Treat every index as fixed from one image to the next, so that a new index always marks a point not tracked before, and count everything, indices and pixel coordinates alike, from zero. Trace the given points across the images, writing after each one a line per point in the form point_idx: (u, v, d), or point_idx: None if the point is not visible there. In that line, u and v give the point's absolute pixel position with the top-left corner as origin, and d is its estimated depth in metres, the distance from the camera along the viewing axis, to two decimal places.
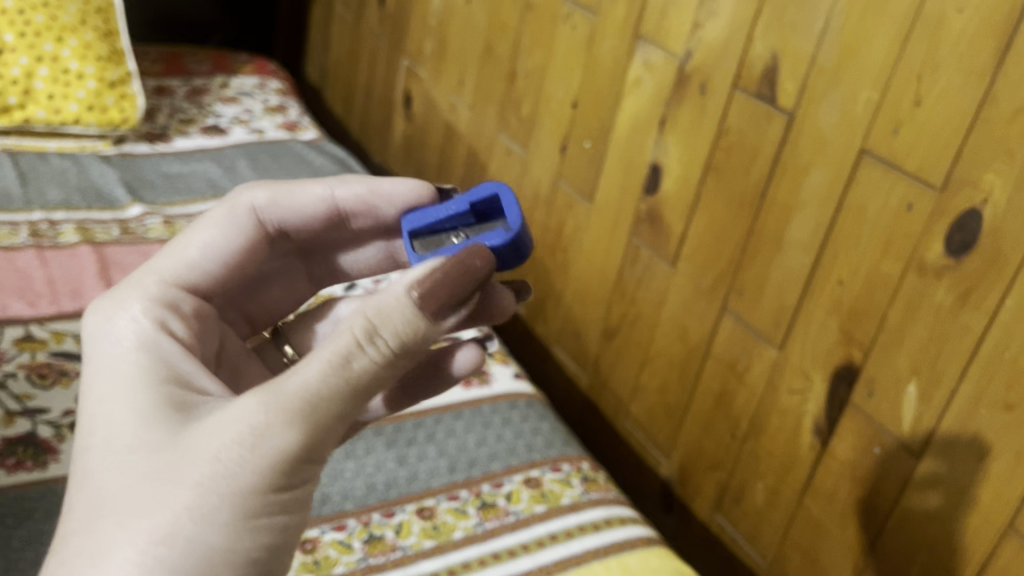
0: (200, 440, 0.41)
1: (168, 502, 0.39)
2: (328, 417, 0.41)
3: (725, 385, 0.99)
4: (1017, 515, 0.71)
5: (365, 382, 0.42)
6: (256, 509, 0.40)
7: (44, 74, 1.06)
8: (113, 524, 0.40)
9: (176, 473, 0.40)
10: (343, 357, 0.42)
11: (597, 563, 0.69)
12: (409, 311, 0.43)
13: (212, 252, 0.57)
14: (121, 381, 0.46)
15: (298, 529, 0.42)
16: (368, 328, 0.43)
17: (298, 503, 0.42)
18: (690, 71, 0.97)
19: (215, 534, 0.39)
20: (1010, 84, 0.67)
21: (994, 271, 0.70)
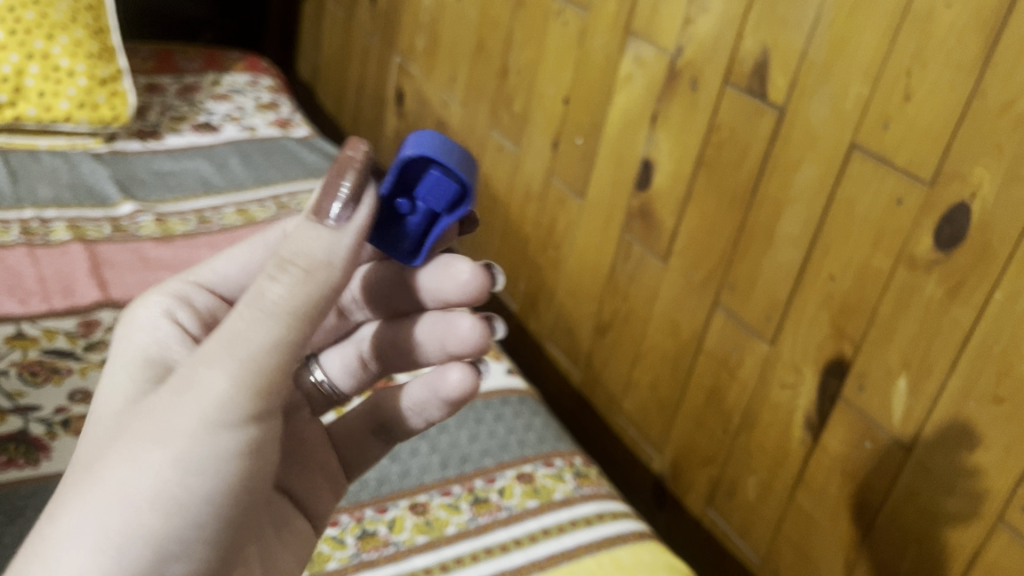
0: (149, 398, 0.43)
1: (112, 454, 0.41)
2: (256, 355, 0.42)
3: (717, 380, 0.99)
4: (1005, 507, 0.72)
5: (292, 311, 0.43)
6: (189, 450, 0.41)
7: (34, 71, 1.05)
8: (70, 481, 0.42)
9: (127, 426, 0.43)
10: (259, 293, 0.43)
11: (589, 558, 0.70)
12: (311, 232, 0.44)
13: (237, 264, 0.57)
14: (108, 366, 0.49)
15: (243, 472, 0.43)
16: (285, 257, 0.43)
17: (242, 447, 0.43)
18: (681, 67, 0.97)
19: (149, 477, 0.40)
20: (999, 78, 0.67)
21: (982, 265, 0.70)
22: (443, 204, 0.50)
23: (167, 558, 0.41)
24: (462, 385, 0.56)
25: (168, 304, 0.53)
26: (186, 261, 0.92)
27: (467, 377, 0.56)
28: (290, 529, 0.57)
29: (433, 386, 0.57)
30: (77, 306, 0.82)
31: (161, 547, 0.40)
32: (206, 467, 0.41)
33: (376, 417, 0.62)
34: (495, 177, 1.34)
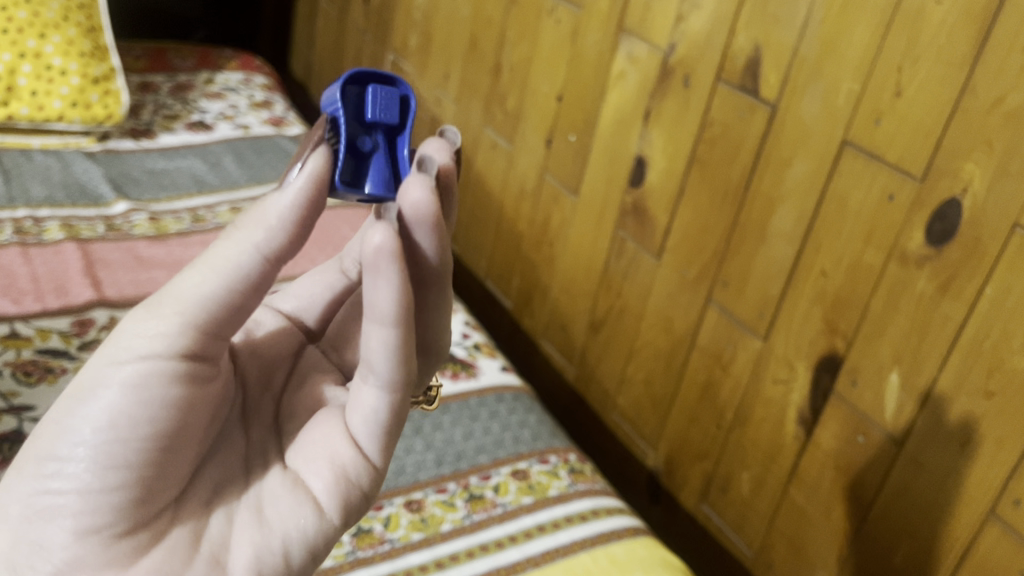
0: None
1: None
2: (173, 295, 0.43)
3: (711, 375, 1.00)
4: (997, 501, 0.72)
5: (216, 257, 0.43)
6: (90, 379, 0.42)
7: (27, 70, 1.05)
8: None
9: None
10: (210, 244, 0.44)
11: (584, 554, 0.70)
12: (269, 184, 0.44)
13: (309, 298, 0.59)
14: None
15: (132, 408, 0.41)
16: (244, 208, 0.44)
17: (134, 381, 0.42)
18: (673, 64, 0.98)
19: (62, 402, 0.43)
20: (989, 74, 0.68)
21: (974, 261, 0.71)
22: (398, 114, 0.48)
23: (55, 480, 0.41)
24: (385, 245, 0.41)
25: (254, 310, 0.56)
26: (180, 260, 0.92)
27: (380, 236, 0.41)
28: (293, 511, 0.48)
29: (365, 302, 0.42)
30: (71, 306, 0.82)
31: (49, 467, 0.42)
32: (92, 396, 0.42)
33: (358, 412, 0.47)
34: (489, 174, 1.34)
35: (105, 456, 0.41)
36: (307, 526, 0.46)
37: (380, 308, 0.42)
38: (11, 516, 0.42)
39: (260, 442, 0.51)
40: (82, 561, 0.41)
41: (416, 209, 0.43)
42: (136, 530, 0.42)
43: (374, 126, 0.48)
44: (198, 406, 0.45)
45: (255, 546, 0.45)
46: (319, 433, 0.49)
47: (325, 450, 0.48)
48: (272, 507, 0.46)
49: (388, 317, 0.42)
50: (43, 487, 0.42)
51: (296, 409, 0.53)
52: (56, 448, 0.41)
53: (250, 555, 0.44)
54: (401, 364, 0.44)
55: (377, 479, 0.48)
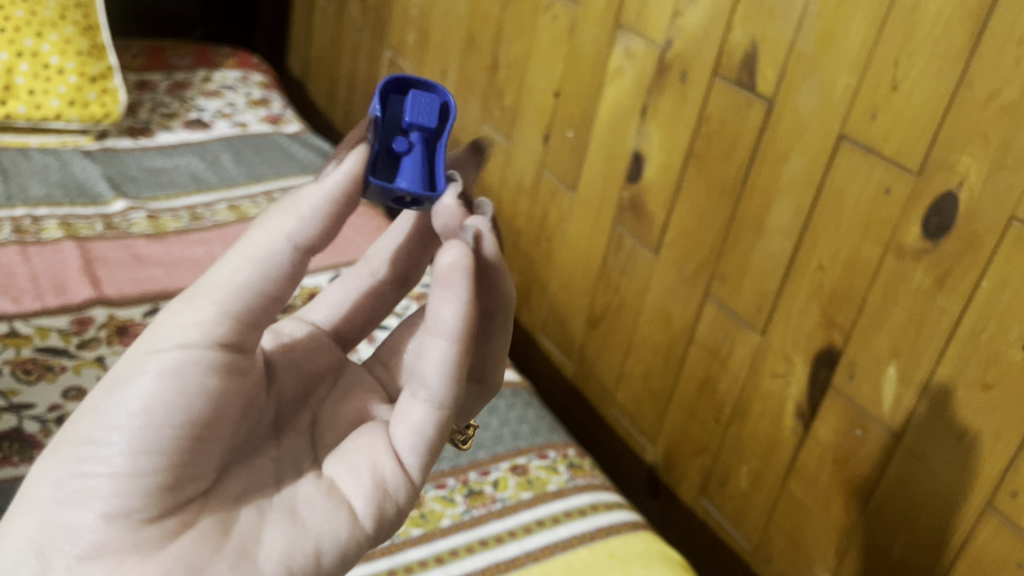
0: None
1: None
2: (214, 284, 0.46)
3: (709, 370, 1.00)
4: (994, 493, 0.72)
5: (256, 248, 0.46)
6: (129, 365, 0.44)
7: (24, 69, 1.05)
8: None
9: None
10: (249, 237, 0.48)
11: (583, 548, 0.70)
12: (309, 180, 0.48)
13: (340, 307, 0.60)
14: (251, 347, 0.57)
15: (168, 391, 0.43)
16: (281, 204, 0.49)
17: (170, 365, 0.43)
18: (670, 59, 0.98)
19: (101, 389, 0.44)
20: (985, 68, 0.68)
21: (971, 253, 0.71)
22: (433, 119, 0.52)
23: (88, 461, 0.42)
24: (455, 263, 0.46)
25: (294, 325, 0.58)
26: (178, 258, 0.92)
27: (453, 256, 0.46)
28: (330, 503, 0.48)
29: (427, 317, 0.47)
30: (70, 304, 0.82)
31: (84, 448, 0.43)
32: (132, 378, 0.43)
33: (404, 425, 0.49)
34: (487, 170, 1.34)
35: (140, 437, 0.42)
36: (342, 531, 0.46)
37: (443, 320, 0.46)
38: (40, 500, 0.43)
39: (293, 450, 0.52)
40: (109, 546, 0.42)
41: (451, 267, 0.46)
42: (164, 517, 0.43)
43: (411, 128, 0.52)
44: (232, 400, 0.46)
45: (288, 542, 0.45)
46: (360, 445, 0.50)
47: (368, 458, 0.49)
48: (307, 509, 0.47)
49: (448, 329, 0.46)
50: (76, 471, 0.43)
51: (335, 421, 0.55)
52: (92, 431, 0.43)
53: (282, 549, 0.44)
54: (454, 379, 0.47)
55: (412, 495, 0.50)
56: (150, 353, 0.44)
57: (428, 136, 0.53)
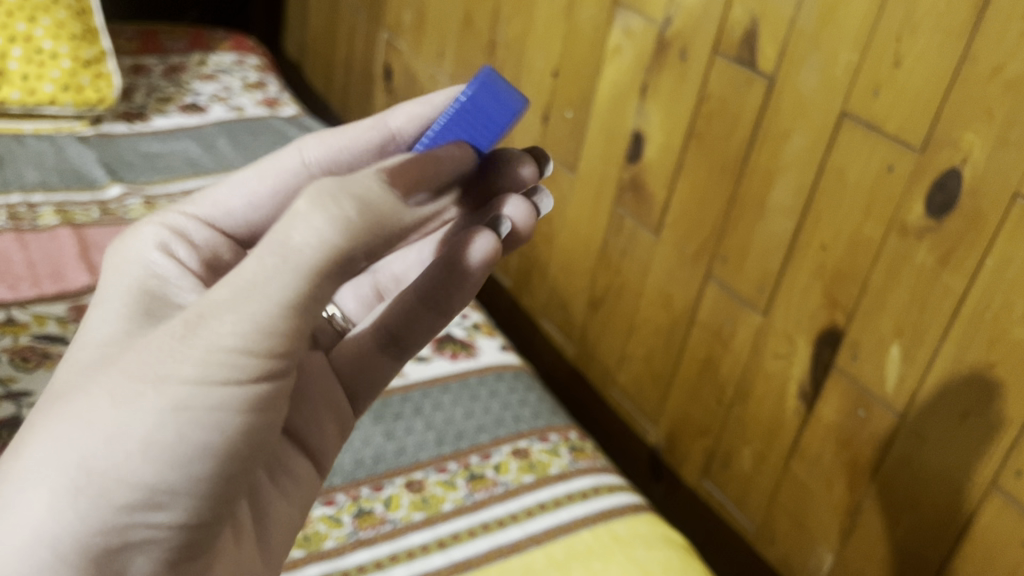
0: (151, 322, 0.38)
1: (99, 390, 0.36)
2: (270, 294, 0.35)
3: (710, 351, 0.99)
4: (998, 472, 0.72)
5: (326, 261, 0.35)
6: (180, 401, 0.35)
7: (17, 55, 1.04)
8: (52, 411, 0.38)
9: (111, 363, 0.37)
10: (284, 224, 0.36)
11: (586, 531, 0.70)
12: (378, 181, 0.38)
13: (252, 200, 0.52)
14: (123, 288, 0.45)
15: (246, 434, 0.37)
16: (349, 186, 0.36)
17: (247, 404, 0.37)
18: (670, 37, 0.97)
19: (136, 425, 0.35)
20: (989, 42, 0.67)
21: (974, 231, 0.70)
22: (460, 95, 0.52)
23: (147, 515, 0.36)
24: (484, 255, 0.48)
25: (163, 236, 0.49)
26: None
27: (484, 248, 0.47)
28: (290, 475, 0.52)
29: (438, 296, 0.51)
30: (66, 291, 0.82)
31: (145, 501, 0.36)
32: (201, 426, 0.35)
33: (367, 370, 0.57)
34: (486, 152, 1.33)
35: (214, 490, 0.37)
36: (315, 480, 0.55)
37: (450, 304, 0.51)
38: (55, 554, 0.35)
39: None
40: None
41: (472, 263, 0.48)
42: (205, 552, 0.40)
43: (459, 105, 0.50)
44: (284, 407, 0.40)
45: (290, 512, 0.52)
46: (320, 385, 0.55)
47: (332, 407, 0.55)
48: (292, 475, 0.53)
49: (450, 309, 0.52)
50: (118, 526, 0.36)
51: None
52: (141, 485, 0.35)
53: (290, 521, 0.51)
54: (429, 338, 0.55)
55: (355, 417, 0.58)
56: (224, 392, 0.36)
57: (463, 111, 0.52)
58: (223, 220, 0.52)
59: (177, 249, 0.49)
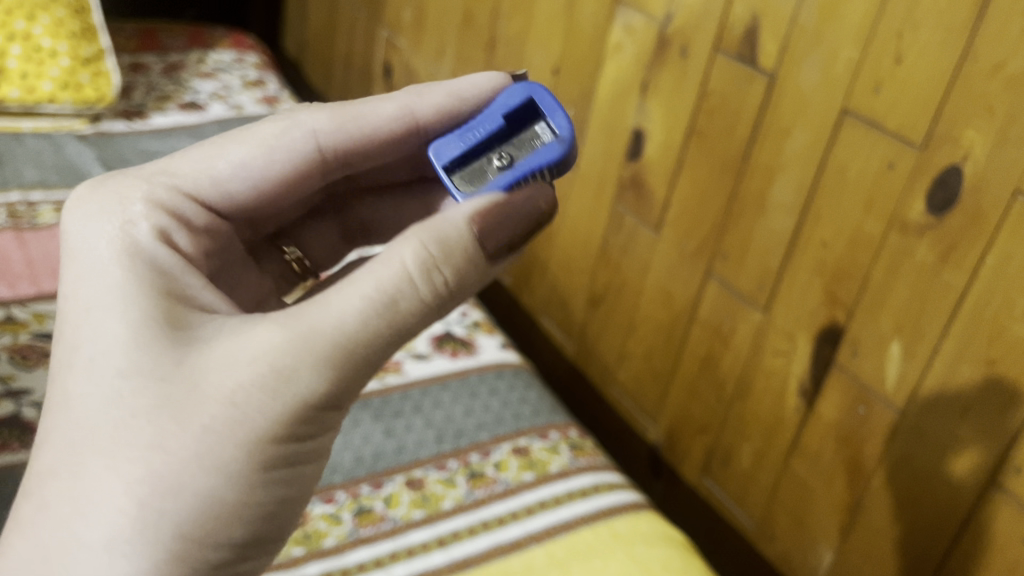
0: (209, 375, 0.43)
1: (179, 449, 0.41)
2: (355, 360, 0.44)
3: (710, 349, 0.99)
4: (999, 470, 0.72)
5: (401, 326, 0.45)
6: (268, 461, 0.43)
7: (16, 53, 1.04)
8: (113, 467, 0.41)
9: (184, 417, 0.42)
10: (389, 293, 0.45)
11: (586, 529, 0.70)
12: (466, 242, 0.48)
13: (246, 170, 0.56)
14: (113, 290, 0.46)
15: (302, 479, 0.45)
16: (425, 258, 0.46)
17: (308, 453, 0.45)
18: (671, 34, 0.96)
19: (227, 486, 0.42)
20: (990, 39, 0.67)
21: (975, 228, 0.70)
22: (496, 118, 0.55)
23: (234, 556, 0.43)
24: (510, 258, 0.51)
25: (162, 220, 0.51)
26: None
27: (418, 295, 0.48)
28: None
29: None
30: None
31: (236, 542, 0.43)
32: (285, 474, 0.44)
33: None
34: None
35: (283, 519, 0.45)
36: None
37: None
38: None
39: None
40: None
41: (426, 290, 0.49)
42: None
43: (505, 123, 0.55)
44: None
45: None
46: None
47: None
48: None
49: None
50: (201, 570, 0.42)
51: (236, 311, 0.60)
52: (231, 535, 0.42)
53: None
54: None
55: None
56: (307, 442, 0.44)
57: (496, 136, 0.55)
58: (212, 195, 0.56)
59: (173, 234, 0.52)
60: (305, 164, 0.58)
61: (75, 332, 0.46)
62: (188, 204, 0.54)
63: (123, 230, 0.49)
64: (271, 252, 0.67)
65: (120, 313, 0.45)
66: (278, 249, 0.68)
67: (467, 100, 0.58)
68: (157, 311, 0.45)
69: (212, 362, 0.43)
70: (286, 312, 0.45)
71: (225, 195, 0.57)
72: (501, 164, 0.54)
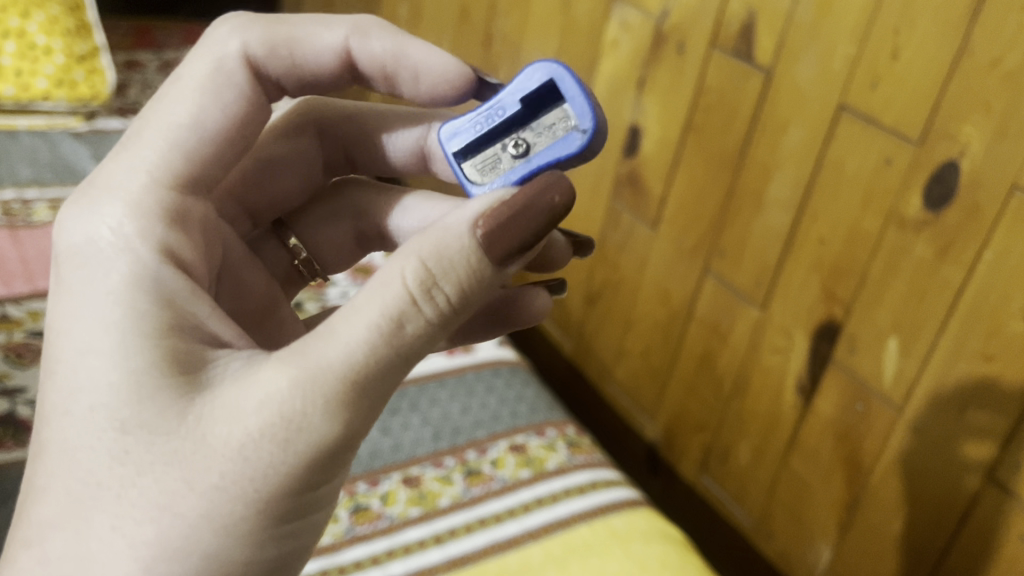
0: (216, 427, 0.38)
1: (187, 509, 0.38)
2: (366, 401, 0.39)
3: (708, 346, 0.99)
4: (997, 465, 0.72)
5: (408, 354, 0.40)
6: (280, 512, 0.39)
7: (11, 50, 1.03)
8: (117, 531, 0.37)
9: (191, 475, 0.38)
10: (395, 321, 0.39)
11: (583, 527, 0.69)
12: (472, 257, 0.41)
13: (204, 127, 0.50)
14: (112, 326, 0.41)
15: (311, 524, 0.42)
16: (422, 274, 0.40)
17: (318, 499, 0.41)
18: (667, 30, 0.96)
19: (237, 543, 0.38)
20: (987, 34, 0.66)
21: (972, 223, 0.70)
22: (512, 99, 0.48)
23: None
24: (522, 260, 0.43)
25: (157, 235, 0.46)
26: None
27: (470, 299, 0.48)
28: None
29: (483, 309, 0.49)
30: None
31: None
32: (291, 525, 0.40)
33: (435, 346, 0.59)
34: None
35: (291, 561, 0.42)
36: None
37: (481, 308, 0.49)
38: None
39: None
40: None
41: None
42: None
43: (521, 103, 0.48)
44: None
45: None
46: None
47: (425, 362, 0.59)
48: None
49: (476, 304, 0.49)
50: None
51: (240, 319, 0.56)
52: None
53: None
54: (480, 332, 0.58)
55: None
56: (316, 490, 0.40)
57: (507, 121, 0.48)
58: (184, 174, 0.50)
59: (176, 249, 0.47)
60: (255, 105, 0.52)
61: (68, 371, 0.41)
62: (173, 201, 0.49)
63: (125, 252, 0.44)
64: (277, 247, 0.63)
65: (117, 356, 0.40)
66: (286, 247, 0.63)
67: (405, 60, 0.55)
68: (155, 351, 0.40)
69: (218, 411, 0.39)
70: (289, 349, 0.40)
71: (196, 160, 0.50)
72: (513, 154, 0.48)
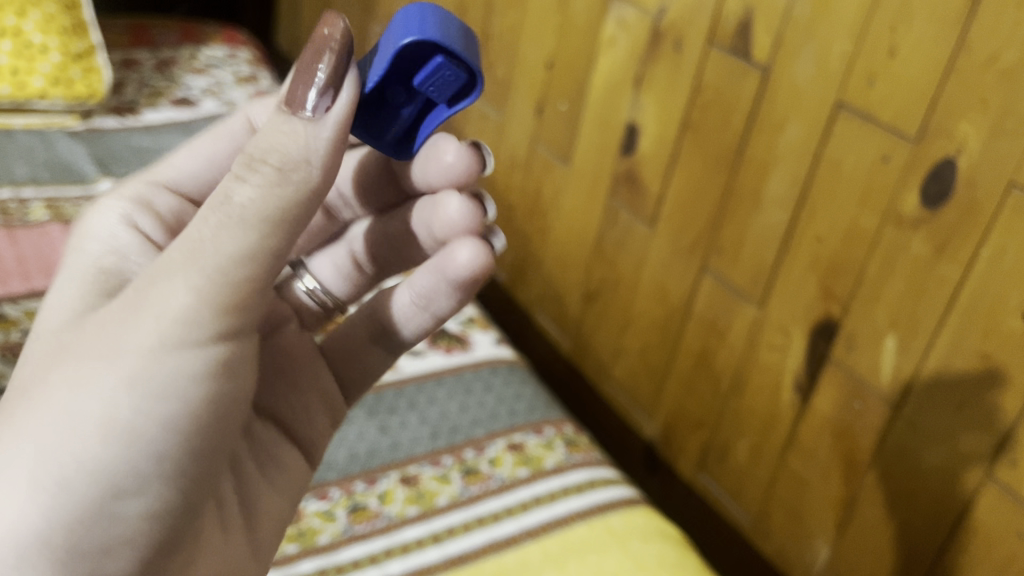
0: (108, 309, 0.40)
1: (71, 375, 0.38)
2: (219, 264, 0.38)
3: (705, 344, 0.99)
4: (995, 462, 0.72)
5: (253, 217, 0.38)
6: (161, 378, 0.38)
7: (6, 48, 1.03)
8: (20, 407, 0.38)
9: (81, 349, 0.39)
10: (225, 193, 0.39)
11: (581, 525, 0.69)
12: (284, 124, 0.39)
13: (202, 156, 0.55)
14: (76, 273, 0.46)
15: (208, 405, 0.40)
16: (246, 156, 0.39)
17: (212, 376, 0.40)
18: (664, 27, 0.96)
19: (113, 407, 0.37)
20: (984, 31, 0.66)
21: (969, 221, 0.70)
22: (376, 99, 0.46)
23: (119, 503, 0.38)
24: (338, 94, 0.39)
25: (129, 211, 0.51)
26: None
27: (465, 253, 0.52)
28: (276, 465, 0.53)
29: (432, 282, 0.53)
30: None
31: (116, 485, 0.37)
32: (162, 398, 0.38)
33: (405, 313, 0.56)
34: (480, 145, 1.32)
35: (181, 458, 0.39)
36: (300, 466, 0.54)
37: (433, 295, 0.54)
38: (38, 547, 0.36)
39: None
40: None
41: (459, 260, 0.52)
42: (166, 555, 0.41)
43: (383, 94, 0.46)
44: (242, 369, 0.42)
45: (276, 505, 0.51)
46: (306, 373, 0.56)
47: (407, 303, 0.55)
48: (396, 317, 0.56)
49: (430, 309, 0.55)
50: (104, 517, 0.38)
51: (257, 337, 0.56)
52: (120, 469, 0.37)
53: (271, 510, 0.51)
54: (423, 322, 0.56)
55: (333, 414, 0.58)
56: (203, 362, 0.39)
57: (396, 77, 0.45)
58: (187, 188, 0.55)
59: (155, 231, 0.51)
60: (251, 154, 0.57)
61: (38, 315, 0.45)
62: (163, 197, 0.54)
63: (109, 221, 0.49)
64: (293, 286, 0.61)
65: (69, 287, 0.44)
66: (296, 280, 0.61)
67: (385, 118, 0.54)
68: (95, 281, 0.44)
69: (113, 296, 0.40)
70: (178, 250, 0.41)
71: (198, 183, 0.55)
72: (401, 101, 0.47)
